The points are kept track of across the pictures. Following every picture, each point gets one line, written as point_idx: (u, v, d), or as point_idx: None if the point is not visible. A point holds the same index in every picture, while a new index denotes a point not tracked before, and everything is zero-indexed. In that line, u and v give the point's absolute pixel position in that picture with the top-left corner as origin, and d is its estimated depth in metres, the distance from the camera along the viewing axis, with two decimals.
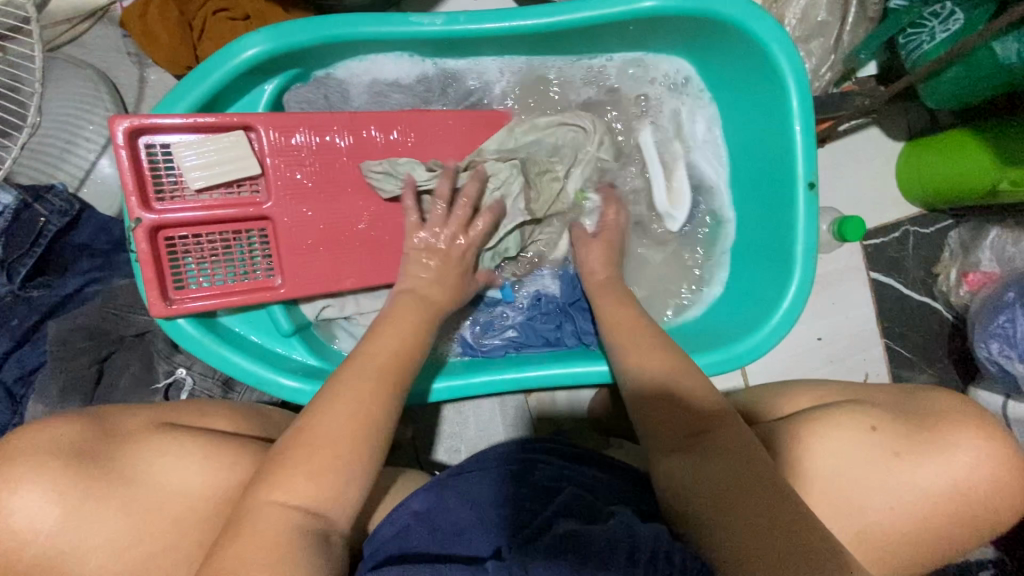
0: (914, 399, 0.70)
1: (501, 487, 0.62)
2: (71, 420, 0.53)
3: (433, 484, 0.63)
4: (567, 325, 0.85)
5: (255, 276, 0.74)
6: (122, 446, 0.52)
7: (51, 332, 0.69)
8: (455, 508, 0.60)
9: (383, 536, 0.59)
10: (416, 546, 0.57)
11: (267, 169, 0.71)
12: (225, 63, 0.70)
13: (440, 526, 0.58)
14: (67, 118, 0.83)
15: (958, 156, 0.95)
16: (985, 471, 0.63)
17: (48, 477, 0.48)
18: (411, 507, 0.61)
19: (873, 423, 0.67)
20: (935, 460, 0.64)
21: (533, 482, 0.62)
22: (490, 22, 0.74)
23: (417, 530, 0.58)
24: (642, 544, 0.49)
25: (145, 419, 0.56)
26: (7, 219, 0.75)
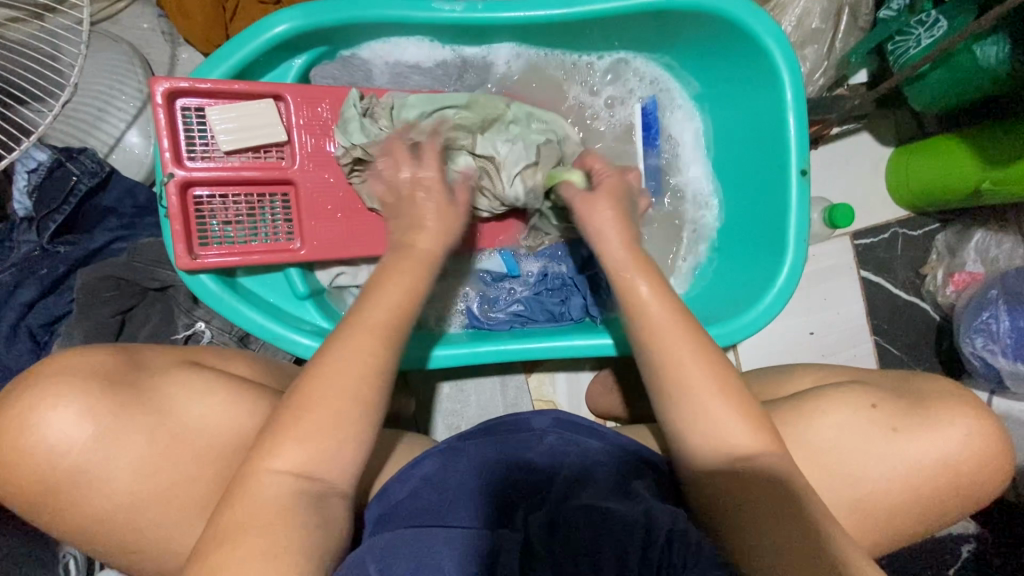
0: (910, 380, 0.66)
1: (507, 456, 0.61)
2: (103, 351, 0.56)
3: (442, 448, 0.63)
4: (573, 299, 0.89)
5: (276, 238, 0.77)
6: (150, 379, 0.56)
7: (80, 280, 0.72)
8: (463, 471, 0.60)
9: (395, 493, 0.59)
10: (424, 506, 0.57)
11: (293, 137, 0.76)
12: (257, 37, 0.75)
13: (450, 488, 0.58)
14: (100, 88, 0.88)
15: (945, 158, 1.00)
16: (977, 452, 0.59)
17: (83, 397, 0.52)
18: (420, 469, 0.61)
19: (873, 401, 0.63)
20: (933, 437, 0.60)
21: (539, 453, 0.61)
22: (505, 11, 0.80)
23: (428, 493, 0.58)
24: (660, 529, 0.50)
25: (171, 357, 0.60)
26: (41, 175, 0.79)
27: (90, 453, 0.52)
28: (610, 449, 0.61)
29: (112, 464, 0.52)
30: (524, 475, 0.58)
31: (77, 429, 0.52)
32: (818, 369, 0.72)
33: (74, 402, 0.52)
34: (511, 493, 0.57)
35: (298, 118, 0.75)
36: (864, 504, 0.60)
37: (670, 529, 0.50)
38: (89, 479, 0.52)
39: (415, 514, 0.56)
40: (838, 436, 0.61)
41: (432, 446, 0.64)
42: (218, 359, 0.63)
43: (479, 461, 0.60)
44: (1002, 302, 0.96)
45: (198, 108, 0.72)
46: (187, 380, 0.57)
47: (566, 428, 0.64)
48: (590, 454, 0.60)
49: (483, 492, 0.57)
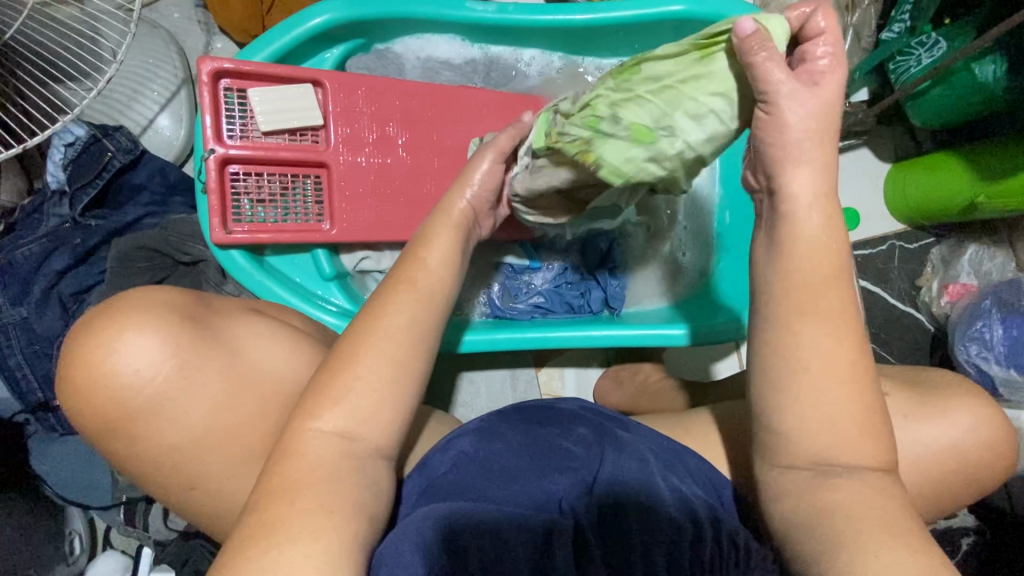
0: (916, 372, 0.69)
1: (546, 440, 0.60)
2: (155, 301, 0.57)
3: (477, 428, 0.62)
4: (592, 292, 0.93)
5: (307, 218, 0.79)
6: (219, 318, 0.60)
7: (115, 249, 0.75)
8: (502, 453, 0.59)
9: (432, 467, 0.59)
10: (469, 485, 0.56)
11: (328, 122, 0.78)
12: (299, 25, 0.78)
13: (492, 469, 0.57)
14: (136, 71, 0.90)
15: (942, 173, 1.05)
16: (982, 437, 0.62)
17: (150, 334, 0.54)
18: (458, 447, 0.60)
19: (883, 388, 0.65)
20: (938, 421, 0.62)
21: (577, 439, 0.60)
22: (535, 13, 0.83)
23: (469, 470, 0.57)
24: (708, 530, 0.53)
25: (235, 305, 0.64)
26: (78, 149, 0.79)
27: (146, 405, 0.54)
28: (648, 434, 0.61)
29: (163, 420, 0.54)
30: (567, 465, 0.57)
31: (130, 380, 0.53)
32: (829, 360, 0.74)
33: (140, 348, 0.53)
34: (559, 481, 0.56)
35: (334, 105, 0.78)
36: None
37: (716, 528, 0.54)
38: (137, 427, 0.54)
39: (458, 492, 0.56)
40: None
41: (466, 425, 0.63)
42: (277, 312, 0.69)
43: (520, 447, 0.59)
44: (996, 312, 0.99)
45: (239, 89, 0.75)
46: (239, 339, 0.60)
47: (598, 417, 0.64)
48: (632, 440, 0.60)
49: (529, 478, 0.56)
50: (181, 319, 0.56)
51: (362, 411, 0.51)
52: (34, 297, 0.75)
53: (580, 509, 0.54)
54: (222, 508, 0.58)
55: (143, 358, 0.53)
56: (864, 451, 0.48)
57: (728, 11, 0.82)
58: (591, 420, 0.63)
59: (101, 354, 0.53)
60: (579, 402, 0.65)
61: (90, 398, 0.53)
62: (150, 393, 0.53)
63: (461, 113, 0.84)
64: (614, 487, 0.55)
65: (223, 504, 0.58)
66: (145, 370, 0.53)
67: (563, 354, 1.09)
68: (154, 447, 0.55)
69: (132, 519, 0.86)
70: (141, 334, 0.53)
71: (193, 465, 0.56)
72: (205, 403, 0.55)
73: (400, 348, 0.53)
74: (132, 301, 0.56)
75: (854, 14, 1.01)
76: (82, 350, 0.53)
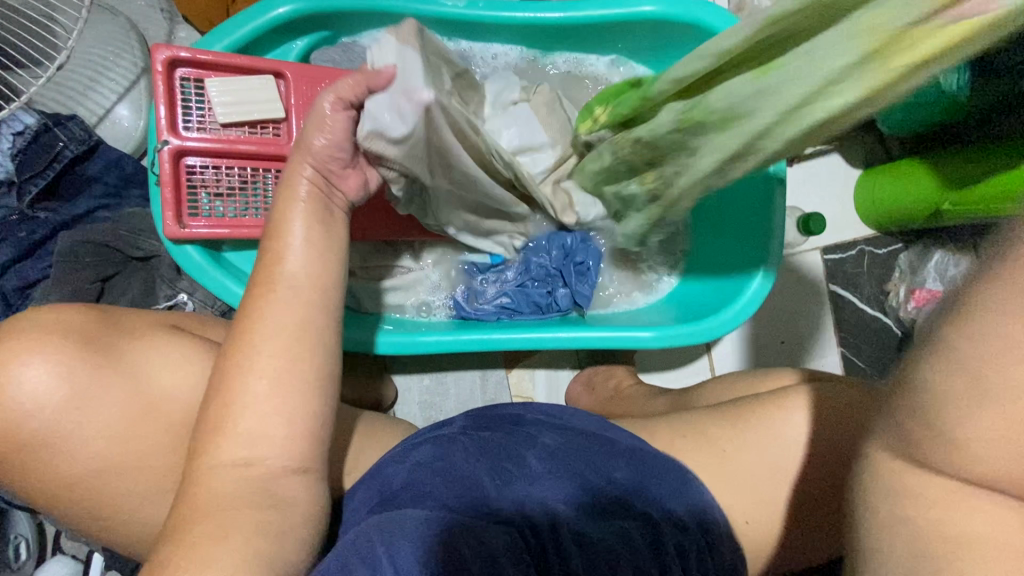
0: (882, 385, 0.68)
1: (508, 450, 0.59)
2: (61, 316, 0.57)
3: (435, 436, 0.60)
4: (560, 289, 0.91)
5: (267, 214, 0.77)
6: (118, 334, 0.58)
7: (62, 243, 0.73)
8: (461, 463, 0.57)
9: (387, 478, 0.57)
10: (427, 491, 0.54)
11: (289, 114, 0.76)
12: (260, 17, 0.76)
13: (449, 476, 0.55)
14: (94, 59, 0.87)
15: (910, 180, 1.06)
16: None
17: (44, 356, 0.53)
18: (415, 456, 0.58)
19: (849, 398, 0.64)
20: None
21: (540, 453, 0.58)
22: (505, 10, 0.82)
23: (427, 477, 0.55)
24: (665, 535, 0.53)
25: (148, 320, 0.62)
26: (27, 139, 0.76)
27: (56, 422, 0.52)
28: (608, 438, 0.60)
29: None
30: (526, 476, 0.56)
31: (19, 407, 0.51)
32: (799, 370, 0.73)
33: (28, 378, 0.52)
34: (523, 494, 0.55)
35: (296, 98, 0.76)
36: (823, 502, 0.60)
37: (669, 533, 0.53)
38: None
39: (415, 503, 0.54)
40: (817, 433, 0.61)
41: (433, 432, 0.62)
42: (197, 329, 0.67)
43: (480, 455, 0.58)
44: None
45: (197, 79, 0.73)
46: (155, 351, 0.58)
47: (559, 427, 0.62)
48: (595, 455, 0.58)
49: (488, 486, 0.55)
50: (74, 344, 0.54)
51: (259, 423, 0.52)
52: None
53: (548, 521, 0.53)
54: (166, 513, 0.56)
55: (38, 383, 0.52)
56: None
57: (697, 13, 0.82)
58: (550, 432, 0.61)
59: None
60: (540, 412, 0.65)
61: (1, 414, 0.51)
62: (41, 420, 0.52)
63: None
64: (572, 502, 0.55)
65: (170, 507, 0.56)
66: (42, 394, 0.52)
67: (534, 354, 1.07)
68: (96, 442, 0.53)
69: None
70: (33, 364, 0.52)
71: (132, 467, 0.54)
72: (104, 425, 0.54)
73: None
74: (42, 323, 0.55)
75: None
76: None
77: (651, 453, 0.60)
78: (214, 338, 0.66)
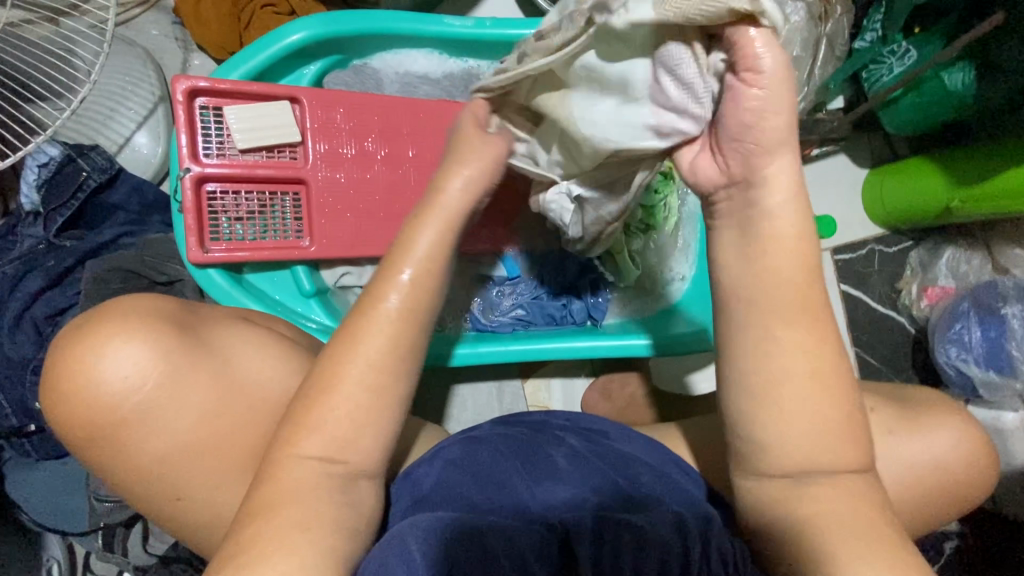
0: (903, 390, 0.67)
1: (535, 450, 0.61)
2: (138, 299, 0.57)
3: (463, 437, 0.63)
4: (574, 303, 0.94)
5: (286, 235, 0.79)
6: (201, 327, 0.58)
7: (89, 270, 0.75)
8: (487, 462, 0.59)
9: (417, 479, 0.59)
10: (456, 490, 0.57)
11: (305, 138, 0.78)
12: (274, 44, 0.78)
13: (478, 475, 0.58)
14: (114, 90, 0.89)
15: (918, 176, 1.07)
16: (964, 453, 0.61)
17: (126, 347, 0.52)
18: (444, 456, 0.61)
19: (871, 403, 0.63)
20: (924, 438, 0.61)
21: (566, 452, 0.61)
22: (511, 29, 0.83)
23: (455, 478, 0.58)
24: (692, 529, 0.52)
25: (223, 312, 0.63)
26: (53, 169, 0.79)
27: (112, 432, 0.53)
28: (636, 450, 0.62)
29: (126, 448, 0.53)
30: (551, 475, 0.58)
31: (94, 404, 0.52)
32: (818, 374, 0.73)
33: (104, 375, 0.52)
34: (551, 491, 0.56)
35: (311, 121, 0.78)
36: None
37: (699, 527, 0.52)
38: (111, 451, 0.53)
39: (446, 500, 0.56)
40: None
41: (462, 434, 0.65)
42: (265, 319, 0.68)
43: (506, 453, 0.60)
44: (973, 314, 1.00)
45: (215, 107, 0.75)
46: (228, 345, 0.58)
47: (585, 433, 0.64)
48: (618, 462, 0.60)
49: (515, 484, 0.57)
50: (166, 332, 0.55)
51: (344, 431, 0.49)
52: (5, 323, 0.75)
53: (576, 517, 0.53)
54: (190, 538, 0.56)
55: (121, 372, 0.52)
56: (822, 451, 0.47)
57: None
58: (575, 437, 0.63)
59: (66, 391, 0.52)
60: (566, 419, 0.66)
61: (76, 413, 0.52)
62: (116, 416, 0.52)
63: (440, 126, 0.83)
64: (598, 500, 0.55)
65: (203, 528, 0.56)
66: (117, 389, 0.52)
67: (549, 364, 1.08)
68: (128, 467, 0.54)
69: (110, 545, 0.83)
70: (129, 347, 0.53)
71: (166, 489, 0.55)
72: (193, 408, 0.54)
73: (364, 365, 0.50)
74: (128, 309, 0.55)
75: (827, 24, 0.99)
76: (63, 363, 0.52)
77: (673, 461, 0.61)
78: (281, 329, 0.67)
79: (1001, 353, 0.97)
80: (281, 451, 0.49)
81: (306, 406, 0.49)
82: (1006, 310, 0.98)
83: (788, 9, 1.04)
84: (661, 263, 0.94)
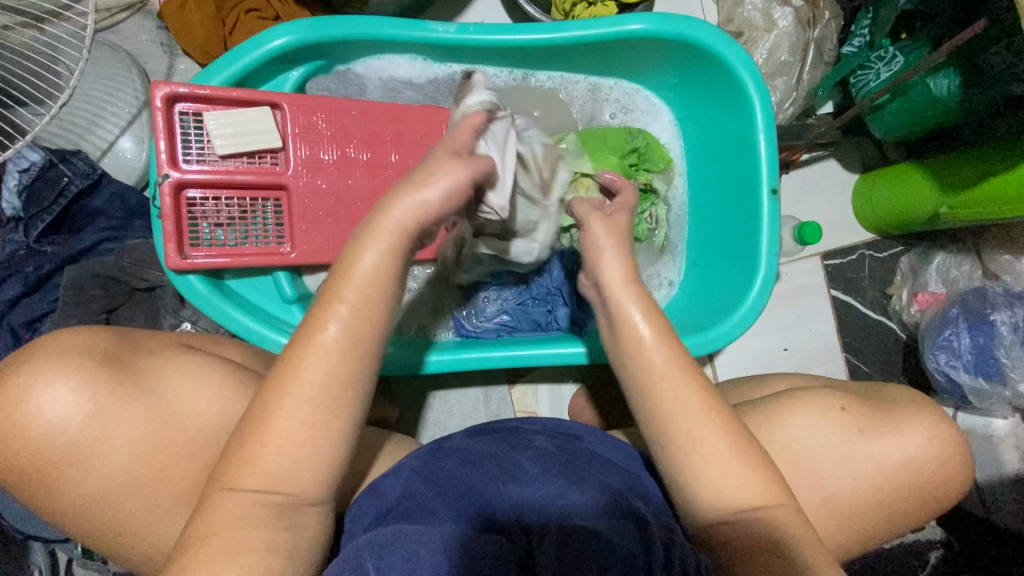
0: (879, 392, 0.67)
1: (501, 455, 0.61)
2: (91, 332, 0.57)
3: (430, 448, 0.63)
4: (558, 310, 0.93)
5: (267, 241, 0.79)
6: (153, 354, 0.58)
7: (68, 276, 0.74)
8: (454, 470, 0.59)
9: (385, 493, 0.59)
10: (423, 500, 0.57)
11: (286, 144, 0.78)
12: (255, 50, 0.78)
13: (443, 484, 0.58)
14: (97, 95, 0.89)
15: (906, 182, 1.06)
16: (944, 460, 0.61)
17: (79, 366, 0.53)
18: (412, 466, 0.61)
19: (842, 404, 0.63)
20: (901, 444, 0.61)
21: (532, 455, 0.61)
22: (493, 34, 0.83)
23: (423, 489, 0.58)
24: (650, 529, 0.54)
25: (166, 339, 0.62)
26: (33, 175, 0.79)
27: (79, 443, 0.52)
28: (606, 454, 0.62)
29: (94, 459, 0.53)
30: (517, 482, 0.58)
31: (55, 419, 0.52)
32: (801, 381, 0.72)
33: (60, 393, 0.52)
34: (516, 498, 0.56)
35: (293, 127, 0.78)
36: (825, 509, 0.60)
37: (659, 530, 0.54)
38: (79, 462, 0.52)
39: (415, 513, 0.56)
40: (811, 441, 0.62)
41: (432, 444, 0.65)
42: (215, 344, 0.67)
43: (473, 460, 0.60)
44: (962, 320, 0.99)
45: (196, 113, 0.75)
46: (190, 366, 0.59)
47: (554, 436, 0.64)
48: (586, 467, 0.60)
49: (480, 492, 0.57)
50: (100, 367, 0.54)
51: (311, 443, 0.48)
52: None
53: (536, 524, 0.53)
54: (163, 549, 0.56)
55: (68, 401, 0.52)
56: (744, 464, 0.52)
57: (686, 29, 0.82)
58: (544, 441, 0.63)
59: (30, 401, 0.51)
60: (536, 424, 0.67)
61: (23, 441, 0.51)
62: (76, 431, 0.52)
63: (423, 132, 0.83)
64: (563, 506, 0.56)
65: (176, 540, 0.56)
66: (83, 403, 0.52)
67: (535, 369, 1.08)
68: (96, 479, 0.53)
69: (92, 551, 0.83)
70: (74, 376, 0.53)
71: (137, 500, 0.54)
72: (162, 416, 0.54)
73: (334, 375, 0.49)
74: (60, 345, 0.55)
75: (815, 29, 1.03)
76: (21, 378, 0.52)
77: (632, 467, 0.62)
78: (234, 357, 0.66)
79: (990, 359, 0.97)
80: (249, 464, 0.48)
81: (274, 417, 0.48)
82: (996, 317, 0.97)
83: (775, 14, 1.04)
84: (653, 269, 0.96)
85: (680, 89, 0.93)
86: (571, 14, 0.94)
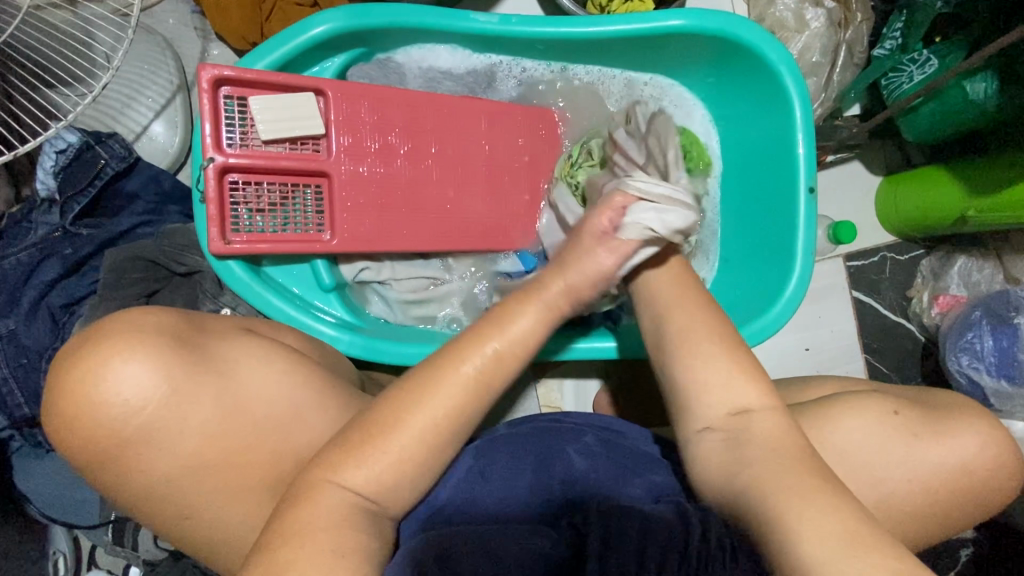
0: (925, 394, 0.67)
1: (549, 453, 0.61)
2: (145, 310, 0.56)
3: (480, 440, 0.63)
4: None
5: (306, 229, 0.78)
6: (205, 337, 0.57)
7: (109, 258, 0.74)
8: (505, 467, 0.60)
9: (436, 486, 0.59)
10: (479, 500, 0.57)
11: (329, 131, 0.77)
12: (299, 37, 0.78)
13: (495, 482, 0.59)
14: (131, 77, 0.88)
15: (932, 186, 1.07)
16: (993, 459, 0.61)
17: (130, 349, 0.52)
18: (464, 463, 0.61)
19: (895, 407, 0.64)
20: (952, 444, 0.61)
21: (581, 451, 0.61)
22: (537, 26, 0.83)
23: (476, 488, 0.58)
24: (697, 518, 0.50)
25: (229, 323, 0.61)
26: (70, 156, 0.78)
27: (132, 427, 0.52)
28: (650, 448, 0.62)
29: (147, 443, 0.52)
30: (567, 480, 0.58)
31: (108, 406, 0.51)
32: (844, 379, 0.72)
33: (115, 374, 0.51)
34: (565, 493, 0.57)
35: (335, 114, 0.77)
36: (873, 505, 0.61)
37: (702, 517, 0.51)
38: (131, 447, 0.52)
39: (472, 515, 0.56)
40: (861, 440, 0.62)
41: (474, 439, 0.65)
42: (269, 330, 0.66)
43: (522, 457, 0.61)
44: (985, 323, 1.00)
45: (239, 98, 0.74)
46: (243, 350, 0.58)
47: (600, 433, 0.64)
48: (635, 464, 0.60)
49: (530, 490, 0.58)
50: (171, 344, 0.54)
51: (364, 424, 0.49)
52: (20, 310, 0.74)
53: (584, 515, 0.53)
54: (214, 534, 0.55)
55: (130, 383, 0.51)
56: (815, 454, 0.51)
57: (731, 26, 0.83)
58: (590, 437, 0.63)
59: (84, 384, 0.51)
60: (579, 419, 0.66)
61: (82, 421, 0.51)
62: (130, 414, 0.51)
63: (463, 124, 0.83)
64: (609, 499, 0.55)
65: (224, 527, 0.55)
66: (137, 387, 0.51)
67: (562, 364, 1.08)
68: (149, 463, 0.52)
69: (120, 538, 0.82)
70: (135, 357, 0.51)
71: (190, 484, 0.54)
72: (216, 398, 0.54)
73: None
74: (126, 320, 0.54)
75: (847, 31, 1.02)
76: (75, 361, 0.51)
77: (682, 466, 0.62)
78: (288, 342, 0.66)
79: (1012, 362, 0.98)
80: None
81: None
82: (1019, 320, 0.98)
83: (808, 15, 1.04)
84: None
85: (716, 88, 0.93)
86: (608, 9, 0.94)
